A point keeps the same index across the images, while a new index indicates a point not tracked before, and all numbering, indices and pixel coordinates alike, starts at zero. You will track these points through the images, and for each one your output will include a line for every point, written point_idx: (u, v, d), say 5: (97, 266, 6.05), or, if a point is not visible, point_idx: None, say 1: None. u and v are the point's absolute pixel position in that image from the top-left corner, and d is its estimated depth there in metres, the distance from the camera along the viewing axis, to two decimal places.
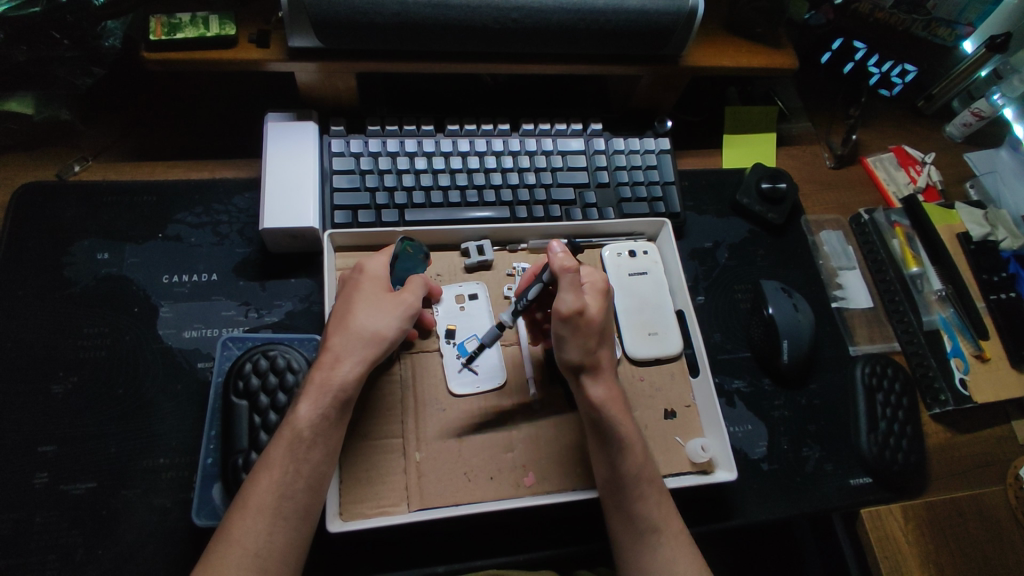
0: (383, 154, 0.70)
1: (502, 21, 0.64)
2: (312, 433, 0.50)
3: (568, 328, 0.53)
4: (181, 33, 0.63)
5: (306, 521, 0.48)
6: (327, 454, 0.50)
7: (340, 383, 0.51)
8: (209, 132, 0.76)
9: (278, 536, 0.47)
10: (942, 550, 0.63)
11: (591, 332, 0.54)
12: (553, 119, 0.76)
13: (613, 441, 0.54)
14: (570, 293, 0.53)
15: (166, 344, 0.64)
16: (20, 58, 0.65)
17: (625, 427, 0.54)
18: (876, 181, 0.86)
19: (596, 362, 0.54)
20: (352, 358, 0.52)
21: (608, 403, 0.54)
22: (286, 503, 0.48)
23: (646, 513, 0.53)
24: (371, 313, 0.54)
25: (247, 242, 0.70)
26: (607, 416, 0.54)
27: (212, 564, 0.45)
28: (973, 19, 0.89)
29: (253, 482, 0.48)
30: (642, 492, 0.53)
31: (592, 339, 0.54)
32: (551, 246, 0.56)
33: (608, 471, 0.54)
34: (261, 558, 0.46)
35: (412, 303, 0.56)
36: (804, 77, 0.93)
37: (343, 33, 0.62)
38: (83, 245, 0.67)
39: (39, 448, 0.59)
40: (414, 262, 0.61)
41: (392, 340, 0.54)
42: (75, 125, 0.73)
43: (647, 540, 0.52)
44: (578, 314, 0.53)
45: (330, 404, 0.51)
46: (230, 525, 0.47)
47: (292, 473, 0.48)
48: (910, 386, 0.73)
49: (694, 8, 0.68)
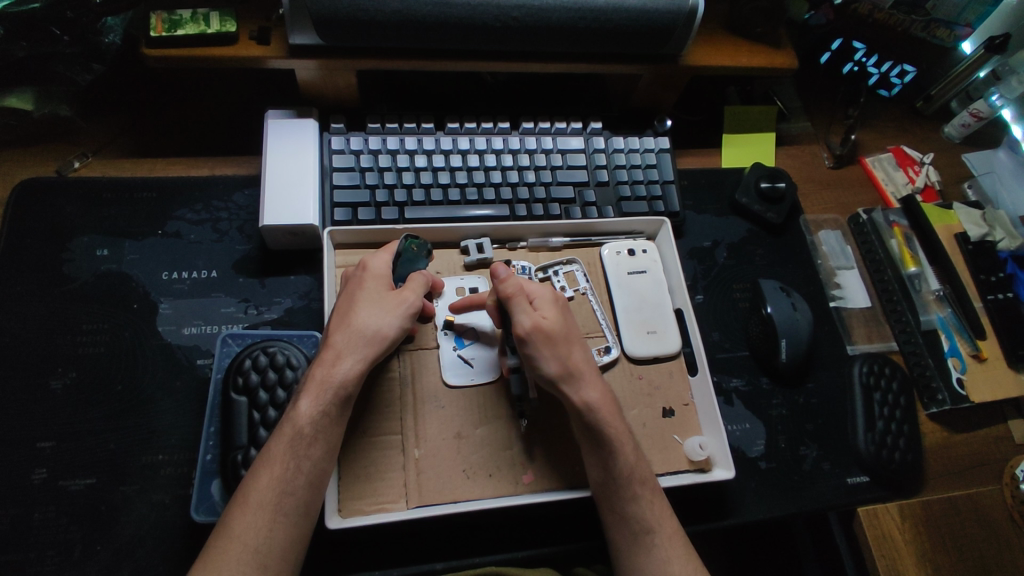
0: (383, 151, 0.70)
1: (502, 18, 0.64)
2: (313, 428, 0.50)
3: (533, 345, 0.54)
4: (182, 29, 0.63)
5: (306, 517, 0.48)
6: (328, 452, 0.50)
7: (342, 380, 0.51)
8: (210, 130, 0.76)
9: (279, 532, 0.47)
10: (939, 548, 0.63)
11: (557, 341, 0.54)
12: (553, 118, 0.76)
13: (603, 443, 0.54)
14: (521, 313, 0.54)
15: (166, 340, 0.64)
16: (20, 54, 0.65)
17: (614, 429, 0.54)
18: (875, 182, 0.86)
19: (572, 371, 0.54)
20: (354, 356, 0.52)
21: (598, 407, 0.54)
22: (286, 500, 0.48)
23: (638, 514, 0.53)
24: (373, 312, 0.54)
25: (247, 239, 0.70)
26: (596, 418, 0.54)
27: (212, 560, 0.45)
28: (973, 19, 0.89)
29: (254, 477, 0.48)
30: (635, 493, 0.54)
31: (561, 348, 0.54)
32: (494, 271, 0.56)
33: (600, 473, 0.54)
34: (262, 554, 0.46)
35: (414, 302, 0.56)
36: (804, 77, 0.93)
37: (342, 30, 0.62)
38: (83, 241, 0.67)
39: (38, 444, 0.59)
40: (419, 261, 0.61)
41: (394, 338, 0.54)
42: (75, 121, 0.73)
43: (641, 540, 0.53)
44: (538, 327, 0.54)
45: (331, 400, 0.51)
46: (231, 520, 0.47)
47: (292, 470, 0.48)
48: (907, 385, 0.73)
49: (694, 8, 0.68)
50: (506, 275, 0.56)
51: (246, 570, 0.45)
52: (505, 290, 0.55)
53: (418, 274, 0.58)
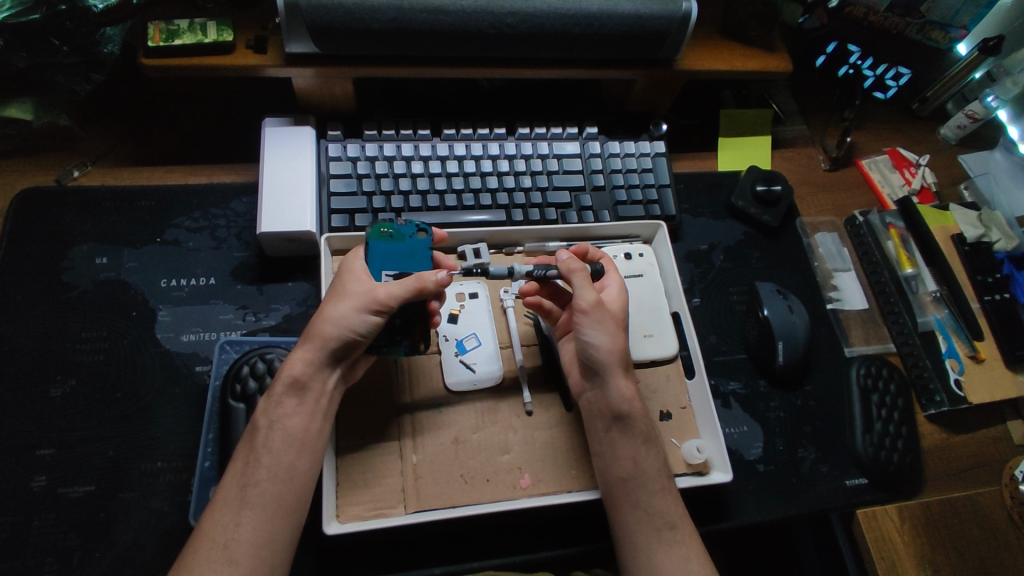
0: (380, 158, 0.70)
1: (498, 26, 0.65)
2: (266, 421, 0.51)
3: (591, 319, 0.57)
4: (179, 39, 0.64)
5: (279, 515, 0.49)
6: (292, 447, 0.50)
7: (294, 370, 0.52)
8: (208, 137, 0.76)
9: (247, 527, 0.47)
10: (939, 549, 0.63)
11: (613, 322, 0.58)
12: (549, 123, 0.77)
13: (642, 433, 0.57)
14: (586, 287, 0.58)
15: (165, 347, 0.65)
16: (20, 64, 0.66)
17: (644, 421, 0.57)
18: (871, 183, 0.86)
19: (619, 354, 0.58)
20: (305, 346, 0.53)
21: (631, 396, 0.57)
22: (250, 492, 0.49)
23: (661, 508, 0.54)
24: (331, 303, 0.54)
25: (245, 246, 0.71)
26: (631, 407, 0.57)
27: (185, 562, 0.46)
28: (967, 21, 0.90)
29: (223, 478, 0.50)
30: (663, 486, 0.55)
31: (613, 328, 0.58)
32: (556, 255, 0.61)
33: (631, 466, 0.55)
34: (229, 549, 0.46)
35: (376, 295, 0.53)
36: (800, 79, 0.94)
37: (340, 38, 0.63)
38: (83, 249, 0.68)
39: (38, 451, 0.59)
40: (396, 243, 0.60)
41: (343, 328, 0.53)
42: (75, 130, 0.73)
43: (665, 536, 0.53)
44: (599, 304, 0.58)
45: (281, 390, 0.52)
46: (205, 520, 0.48)
47: (252, 463, 0.50)
48: (904, 387, 0.73)
49: (688, 13, 0.68)
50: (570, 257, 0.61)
51: (214, 567, 0.46)
52: (574, 266, 0.60)
53: (424, 276, 0.55)
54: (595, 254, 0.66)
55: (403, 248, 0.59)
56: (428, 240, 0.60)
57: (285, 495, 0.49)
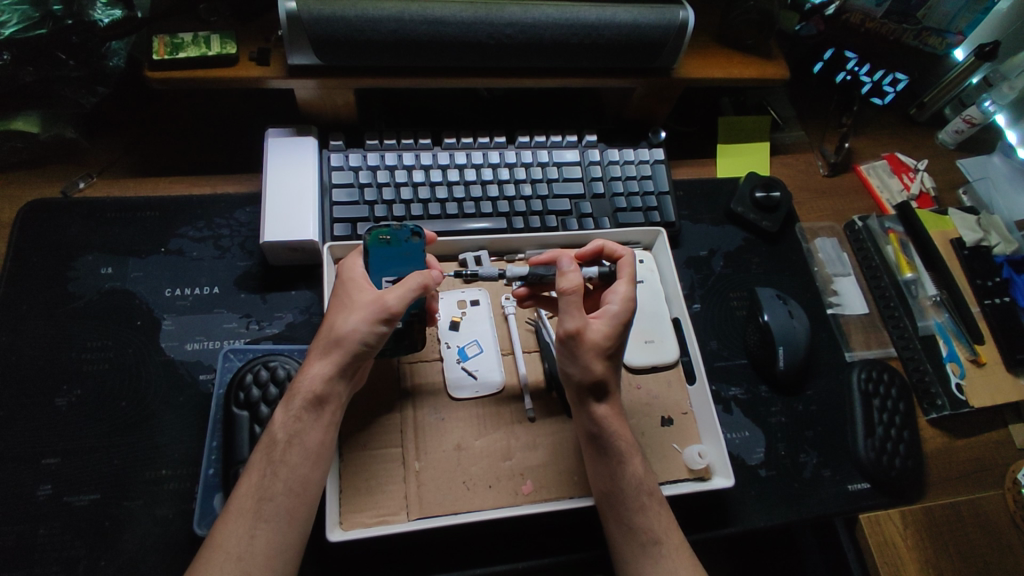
0: (382, 167, 0.71)
1: (497, 36, 0.66)
2: (285, 434, 0.51)
3: (567, 347, 0.54)
4: (183, 52, 0.65)
5: (292, 525, 0.49)
6: (308, 459, 0.51)
7: (309, 385, 0.52)
8: (212, 147, 0.77)
9: (261, 538, 0.48)
10: (941, 554, 0.63)
11: (590, 353, 0.54)
12: (549, 131, 0.78)
13: (615, 453, 0.55)
14: (568, 316, 0.54)
15: (169, 356, 0.65)
16: (27, 78, 0.67)
17: (625, 442, 0.55)
18: (870, 189, 0.87)
19: (597, 381, 0.55)
20: (319, 359, 0.53)
21: (608, 419, 0.55)
22: (265, 506, 0.49)
23: (648, 524, 0.53)
24: (344, 314, 0.54)
25: (248, 256, 0.71)
26: (610, 430, 0.55)
27: (196, 568, 0.46)
28: (963, 27, 0.91)
29: (236, 488, 0.50)
30: (644, 503, 0.54)
31: (590, 358, 0.54)
32: (561, 262, 0.56)
33: (610, 482, 0.55)
34: (244, 561, 0.47)
35: (387, 304, 0.53)
36: (798, 86, 0.94)
37: (342, 50, 0.64)
38: (87, 260, 0.68)
39: (43, 460, 0.59)
40: (394, 250, 0.60)
41: (360, 340, 0.53)
42: (81, 142, 0.74)
43: (649, 551, 0.53)
44: (576, 335, 0.53)
45: (300, 405, 0.52)
46: (215, 530, 0.48)
47: (269, 476, 0.50)
48: (906, 391, 0.73)
49: (684, 22, 0.69)
50: (571, 270, 0.56)
51: None
52: (566, 287, 0.54)
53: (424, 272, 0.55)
54: (613, 250, 0.64)
55: (402, 255, 0.60)
56: (422, 245, 0.61)
57: (297, 508, 0.49)
